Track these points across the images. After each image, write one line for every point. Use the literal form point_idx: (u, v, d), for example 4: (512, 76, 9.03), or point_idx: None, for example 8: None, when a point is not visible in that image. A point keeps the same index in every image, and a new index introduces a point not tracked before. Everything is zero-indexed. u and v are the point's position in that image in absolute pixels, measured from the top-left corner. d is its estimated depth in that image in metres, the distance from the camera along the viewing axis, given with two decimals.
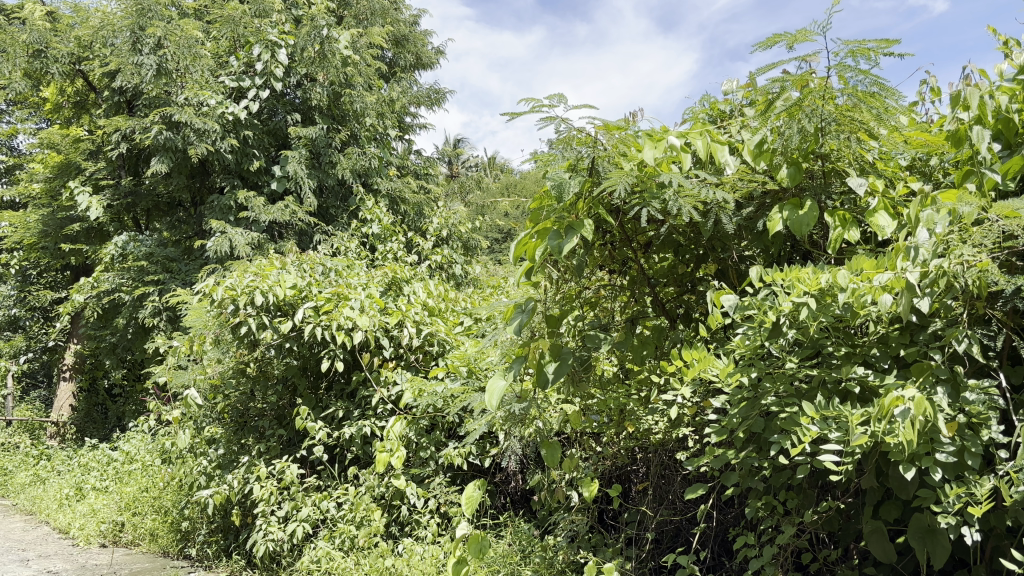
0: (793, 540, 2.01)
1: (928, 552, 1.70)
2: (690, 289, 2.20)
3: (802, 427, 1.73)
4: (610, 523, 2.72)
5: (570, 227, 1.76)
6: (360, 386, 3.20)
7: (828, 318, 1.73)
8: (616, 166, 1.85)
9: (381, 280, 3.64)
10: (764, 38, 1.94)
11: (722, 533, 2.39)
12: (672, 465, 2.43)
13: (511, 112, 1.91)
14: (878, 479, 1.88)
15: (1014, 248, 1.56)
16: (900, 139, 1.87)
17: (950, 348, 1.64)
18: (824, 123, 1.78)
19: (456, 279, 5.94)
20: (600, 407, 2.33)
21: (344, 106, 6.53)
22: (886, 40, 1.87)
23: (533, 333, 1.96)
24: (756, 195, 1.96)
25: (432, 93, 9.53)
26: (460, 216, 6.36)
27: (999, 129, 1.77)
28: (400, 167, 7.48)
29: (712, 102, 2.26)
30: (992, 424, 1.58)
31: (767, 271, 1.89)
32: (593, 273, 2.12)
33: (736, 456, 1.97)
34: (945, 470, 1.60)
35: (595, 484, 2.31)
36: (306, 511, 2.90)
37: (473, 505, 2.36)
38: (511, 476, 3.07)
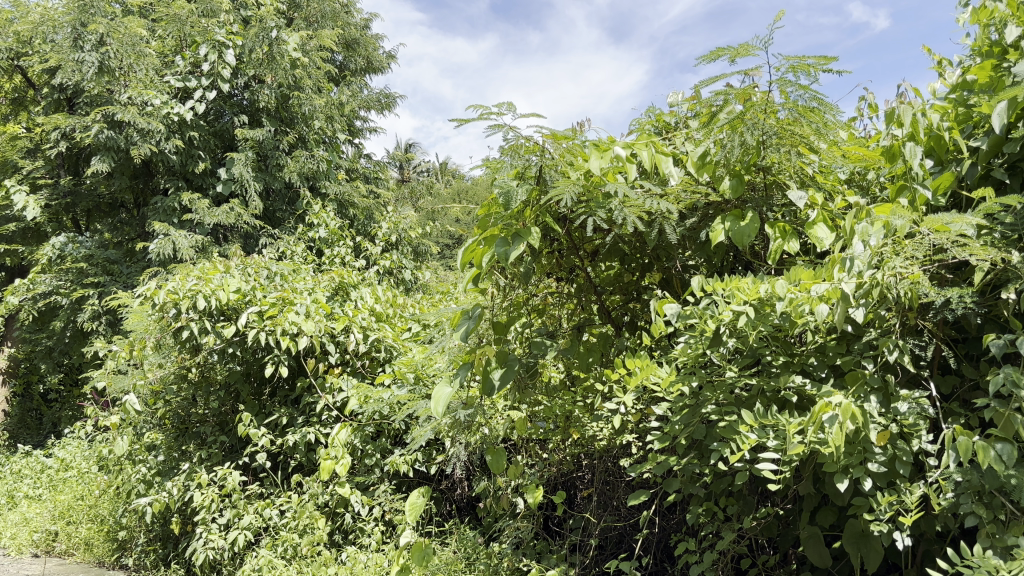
0: (733, 546, 2.04)
1: (862, 557, 1.75)
2: (636, 297, 2.25)
3: (741, 434, 1.76)
4: (555, 529, 2.73)
5: (517, 235, 1.77)
6: (305, 392, 3.17)
7: (768, 327, 1.76)
8: (563, 175, 1.86)
9: (327, 285, 3.62)
10: (708, 51, 1.98)
11: (665, 539, 2.43)
12: (617, 472, 2.45)
13: (459, 119, 1.91)
14: (815, 486, 1.92)
15: (944, 261, 1.61)
16: (839, 154, 1.92)
17: (883, 358, 1.68)
18: (766, 137, 1.83)
19: (406, 285, 5.90)
20: (546, 414, 2.35)
21: (292, 109, 6.46)
22: (825, 56, 1.93)
23: (479, 340, 1.97)
24: (700, 206, 1.99)
25: (382, 97, 9.50)
26: (409, 222, 6.32)
27: (931, 145, 1.83)
28: (349, 171, 7.44)
29: (658, 114, 2.30)
30: (922, 434, 1.63)
31: (709, 280, 1.93)
32: (541, 280, 2.13)
33: (678, 462, 2.00)
34: (878, 478, 1.64)
35: (539, 491, 2.32)
36: (248, 519, 2.85)
37: (418, 513, 2.36)
38: (456, 484, 3.07)
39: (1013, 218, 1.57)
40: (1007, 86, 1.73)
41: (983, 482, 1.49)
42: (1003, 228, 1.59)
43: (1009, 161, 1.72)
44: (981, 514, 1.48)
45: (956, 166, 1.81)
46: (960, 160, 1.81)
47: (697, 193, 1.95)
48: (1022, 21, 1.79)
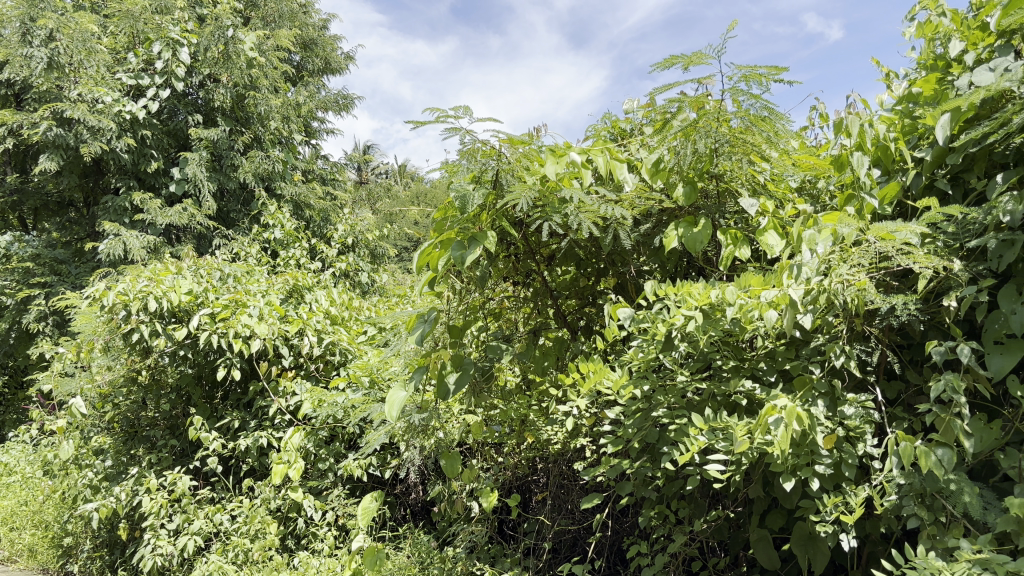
0: (684, 548, 2.07)
1: (809, 558, 1.79)
2: (591, 302, 2.28)
3: (691, 437, 1.78)
4: (509, 533, 2.74)
5: (473, 238, 1.77)
6: (258, 396, 3.14)
7: (718, 332, 1.79)
8: (519, 180, 1.87)
9: (282, 287, 3.57)
10: (662, 59, 2.00)
11: (618, 541, 2.46)
12: (571, 475, 2.47)
13: (415, 122, 1.91)
14: (765, 488, 1.96)
15: (889, 269, 1.65)
16: (789, 163, 1.96)
17: (830, 363, 1.72)
18: (718, 145, 1.85)
19: (362, 288, 5.87)
20: (502, 418, 2.36)
21: (248, 109, 6.39)
22: (777, 66, 1.96)
23: (435, 343, 1.96)
24: (654, 212, 2.02)
25: (340, 98, 9.45)
26: (366, 224, 6.27)
27: (878, 155, 1.87)
28: (305, 172, 7.38)
29: (614, 120, 2.32)
30: (868, 438, 1.67)
31: (662, 286, 1.95)
32: (497, 284, 2.14)
33: (631, 466, 2.02)
34: (825, 480, 1.67)
35: (494, 495, 2.33)
36: (198, 524, 2.79)
37: (370, 517, 2.35)
38: (411, 488, 3.07)
39: (955, 227, 1.61)
40: (950, 99, 1.78)
41: (925, 484, 1.53)
42: (946, 237, 1.64)
43: (952, 171, 1.76)
44: (922, 516, 1.52)
45: (902, 176, 1.85)
46: (905, 170, 1.85)
47: (651, 199, 1.98)
48: (965, 36, 1.84)
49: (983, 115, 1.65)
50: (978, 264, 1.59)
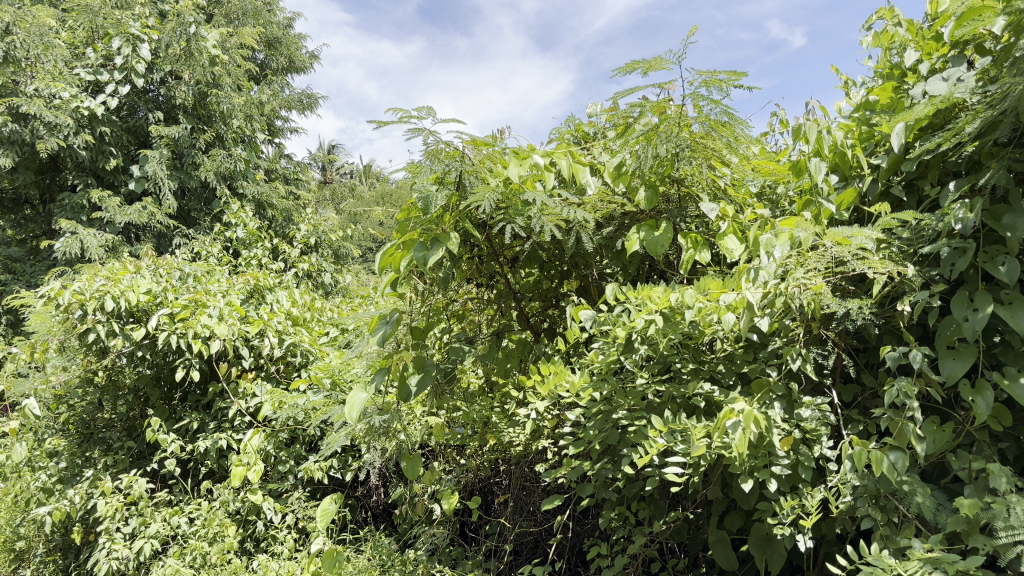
0: (643, 550, 2.08)
1: (766, 559, 1.81)
2: (554, 304, 2.29)
3: (651, 439, 1.79)
4: (471, 535, 2.74)
5: (436, 240, 1.76)
6: (217, 397, 3.10)
7: (678, 335, 1.81)
8: (482, 181, 1.86)
9: (242, 289, 3.46)
10: (623, 64, 2.01)
11: (578, 543, 2.47)
12: (533, 478, 2.48)
13: (378, 122, 1.90)
14: (723, 490, 1.98)
15: (845, 273, 1.68)
16: (749, 168, 1.99)
17: (787, 366, 1.74)
18: (679, 149, 1.86)
19: (325, 288, 5.83)
20: (464, 420, 2.36)
21: (210, 107, 6.33)
22: (736, 72, 1.98)
23: (397, 345, 1.94)
24: (616, 216, 2.05)
25: (304, 97, 9.40)
26: (330, 224, 6.23)
27: (835, 162, 1.90)
28: (268, 171, 7.33)
29: (577, 123, 2.33)
30: (824, 440, 1.69)
31: (623, 289, 1.96)
32: (460, 286, 2.14)
33: (592, 467, 2.03)
34: (782, 482, 1.70)
35: (455, 497, 2.32)
36: (155, 527, 2.70)
37: (330, 519, 2.34)
38: (372, 490, 3.06)
39: (909, 233, 1.65)
40: (905, 107, 1.81)
41: (878, 486, 1.56)
42: (900, 243, 1.67)
43: (906, 178, 1.79)
44: (875, 517, 1.55)
45: (859, 183, 1.88)
46: (862, 177, 1.88)
47: (613, 203, 1.99)
48: (920, 46, 1.88)
49: (936, 124, 1.69)
50: (931, 269, 1.62)
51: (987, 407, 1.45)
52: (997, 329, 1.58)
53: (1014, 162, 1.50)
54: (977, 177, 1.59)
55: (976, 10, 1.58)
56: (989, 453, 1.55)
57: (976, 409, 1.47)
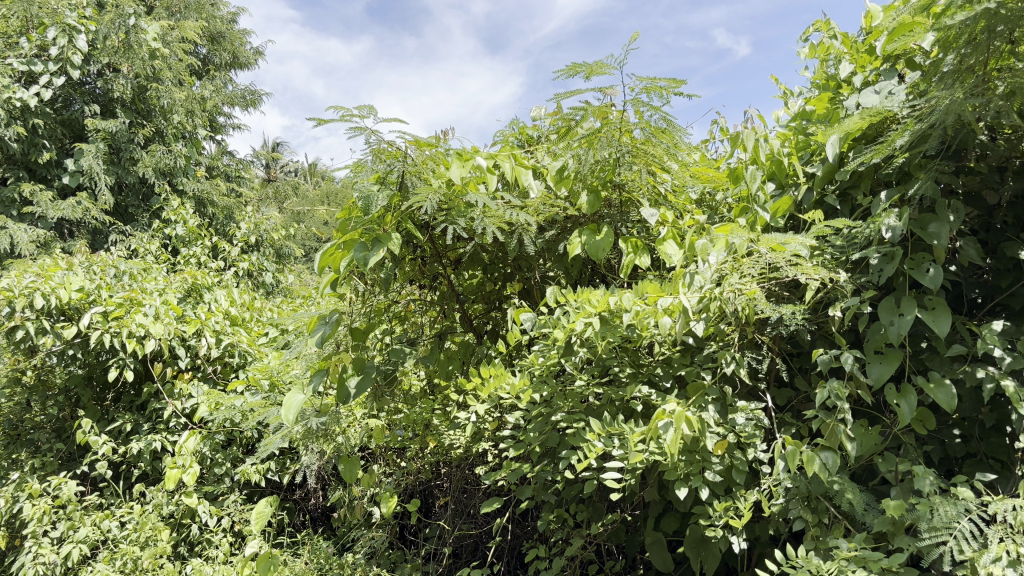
0: (581, 552, 2.09)
1: (701, 561, 1.84)
2: (497, 306, 2.30)
3: (589, 442, 1.80)
4: (410, 538, 2.73)
5: (377, 240, 1.75)
6: (151, 398, 3.04)
7: (616, 338, 1.82)
8: (424, 182, 1.85)
9: (179, 287, 3.38)
10: (565, 67, 2.02)
11: (518, 546, 2.48)
12: (473, 481, 2.48)
13: (318, 120, 1.88)
14: (661, 492, 2.00)
15: (779, 279, 1.71)
16: (689, 174, 2.02)
17: (722, 369, 1.77)
18: (621, 155, 1.88)
19: (266, 288, 5.75)
20: (406, 423, 2.35)
21: (149, 101, 6.20)
22: (676, 79, 2.01)
23: (337, 346, 1.91)
24: (558, 219, 2.06)
25: (247, 94, 9.29)
26: (273, 223, 6.13)
27: (772, 170, 1.94)
28: (209, 168, 7.21)
29: (521, 126, 2.34)
30: (757, 443, 1.72)
31: (564, 292, 1.97)
32: (402, 287, 2.12)
33: (531, 470, 2.03)
34: (717, 485, 1.72)
35: (394, 500, 2.31)
36: (85, 532, 2.61)
37: (265, 523, 2.30)
38: (311, 493, 3.03)
39: (841, 241, 1.68)
40: (839, 118, 1.85)
41: (810, 488, 1.59)
42: (833, 250, 1.70)
43: (840, 188, 1.83)
44: (806, 518, 1.58)
45: (794, 191, 1.92)
46: (797, 185, 1.92)
47: (555, 206, 2.00)
48: (854, 59, 1.93)
49: (869, 135, 1.73)
50: (861, 276, 1.66)
51: (912, 411, 1.48)
52: (923, 335, 1.63)
53: (942, 173, 1.54)
54: (906, 187, 1.64)
55: (907, 25, 1.62)
56: (915, 455, 1.59)
57: (902, 413, 1.51)
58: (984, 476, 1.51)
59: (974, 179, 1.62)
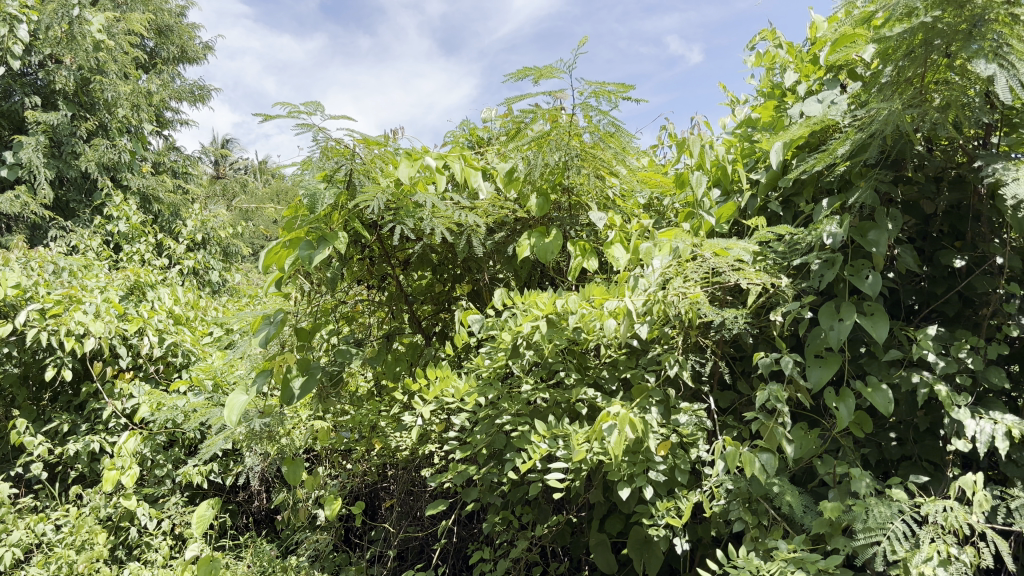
0: (526, 554, 2.09)
1: (644, 562, 1.85)
2: (447, 308, 2.29)
3: (534, 444, 1.80)
4: (355, 541, 2.70)
5: (323, 238, 1.73)
6: (90, 398, 2.96)
7: (563, 340, 1.82)
8: (372, 181, 1.83)
9: (121, 285, 3.29)
10: (514, 70, 2.03)
11: (463, 548, 2.47)
12: (420, 482, 2.46)
13: (264, 116, 1.85)
14: (605, 494, 2.01)
15: (722, 283, 1.73)
16: (637, 179, 2.04)
17: (666, 372, 1.79)
18: (570, 158, 1.88)
19: (213, 287, 5.66)
20: (352, 424, 2.33)
21: (93, 94, 6.07)
22: (624, 85, 2.02)
23: (281, 346, 1.88)
24: (508, 221, 2.06)
25: (196, 89, 9.15)
26: (221, 220, 6.03)
27: (717, 176, 1.96)
28: (155, 164, 7.08)
29: (472, 128, 2.34)
30: (699, 444, 1.74)
31: (512, 293, 1.97)
32: (350, 287, 2.10)
33: (477, 472, 2.03)
34: (660, 486, 1.74)
35: (338, 502, 2.28)
36: (18, 534, 2.48)
37: (206, 526, 2.26)
38: (255, 495, 2.98)
39: (783, 247, 1.71)
40: (784, 127, 1.89)
41: (750, 489, 1.61)
42: (775, 256, 1.73)
43: (783, 195, 1.86)
44: (747, 519, 1.60)
45: (738, 197, 1.95)
46: (741, 192, 1.95)
47: (505, 208, 2.00)
48: (798, 68, 1.97)
49: (812, 144, 1.77)
50: (801, 282, 1.69)
51: (850, 415, 1.51)
52: (862, 340, 1.66)
53: (881, 182, 1.57)
54: (847, 195, 1.67)
55: (850, 36, 1.67)
56: (852, 458, 1.62)
57: (840, 416, 1.54)
58: (918, 478, 1.55)
59: (912, 189, 1.66)
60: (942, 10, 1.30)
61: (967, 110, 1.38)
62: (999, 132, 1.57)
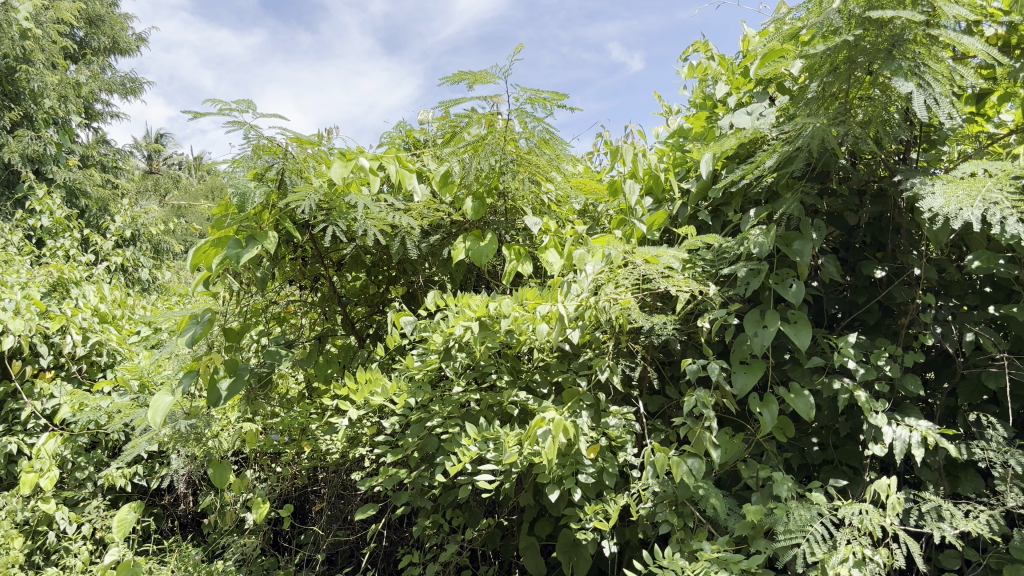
0: (456, 557, 2.09)
1: (572, 565, 1.87)
2: (381, 310, 2.27)
3: (463, 446, 1.79)
4: (284, 545, 2.66)
5: (252, 237, 1.70)
6: (7, 398, 2.85)
7: (495, 343, 1.83)
8: (305, 181, 1.81)
9: (43, 281, 3.17)
10: (450, 74, 2.03)
11: (392, 552, 2.45)
12: (350, 486, 2.44)
13: (194, 112, 1.81)
14: (536, 497, 2.02)
15: (652, 289, 1.76)
16: (572, 185, 2.05)
17: (596, 377, 1.81)
18: (505, 163, 1.89)
19: (142, 285, 5.52)
20: (282, 426, 2.29)
21: (18, 83, 5.88)
22: (559, 92, 2.04)
23: (209, 346, 1.84)
24: (443, 224, 2.06)
25: (127, 82, 8.93)
26: (152, 217, 5.89)
27: (649, 184, 1.99)
28: (82, 158, 6.89)
29: (408, 129, 2.33)
30: (627, 447, 1.76)
31: (445, 296, 1.97)
32: (281, 288, 2.08)
33: (408, 475, 2.01)
34: (589, 489, 1.75)
35: (266, 505, 2.24)
36: None
37: (127, 529, 2.21)
38: (181, 499, 2.92)
39: (712, 255, 1.74)
40: (714, 138, 1.92)
41: (676, 492, 1.63)
42: (704, 263, 1.76)
43: (712, 204, 1.90)
44: (673, 522, 1.62)
45: (669, 205, 1.98)
46: (672, 200, 1.98)
47: (439, 211, 2.00)
48: (730, 80, 2.01)
49: (741, 155, 1.80)
50: (729, 290, 1.72)
51: (773, 420, 1.55)
52: (786, 347, 1.70)
53: (806, 195, 1.61)
54: (773, 206, 1.71)
55: (778, 51, 1.71)
56: (774, 462, 1.66)
57: (764, 421, 1.57)
58: (837, 482, 1.59)
59: (836, 201, 1.70)
60: (864, 29, 1.33)
61: (887, 126, 1.43)
62: (917, 148, 1.63)
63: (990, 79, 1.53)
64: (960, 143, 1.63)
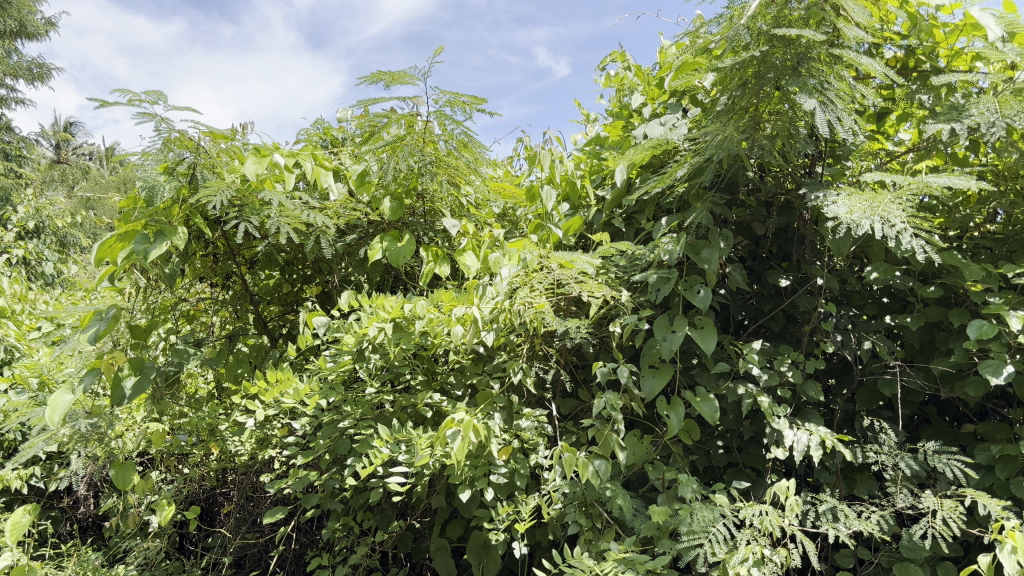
0: (366, 559, 2.07)
1: (483, 566, 1.87)
2: (294, 309, 2.24)
3: (376, 448, 1.78)
4: (190, 549, 2.59)
5: (161, 233, 1.64)
6: None
7: (409, 344, 1.82)
8: (217, 176, 1.77)
9: None
10: (368, 73, 2.02)
11: (302, 555, 2.42)
12: (260, 488, 2.39)
13: (102, 102, 1.76)
14: (448, 499, 2.02)
15: (566, 294, 1.78)
16: (490, 189, 2.07)
17: (509, 379, 1.82)
18: (423, 164, 1.89)
19: (45, 279, 5.32)
20: (189, 426, 2.24)
21: None
22: (479, 96, 2.05)
23: (113, 343, 1.78)
24: (359, 224, 2.04)
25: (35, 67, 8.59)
26: (58, 208, 5.68)
27: (566, 190, 2.02)
28: None
29: (326, 127, 2.31)
30: (539, 450, 1.77)
31: (360, 296, 1.95)
32: (191, 284, 2.03)
33: (319, 477, 1.99)
34: (500, 490, 1.75)
35: (171, 507, 2.18)
36: None
37: (20, 533, 2.11)
38: (81, 501, 2.81)
39: (625, 261, 1.77)
40: (629, 146, 1.96)
41: (586, 494, 1.65)
42: (617, 269, 1.79)
43: (627, 212, 1.94)
44: (582, 523, 1.64)
45: (585, 212, 2.01)
46: (588, 207, 2.01)
47: (356, 211, 1.98)
48: (646, 91, 2.06)
49: (654, 164, 1.85)
50: (640, 295, 1.76)
51: (680, 423, 1.58)
52: (694, 352, 1.74)
53: (715, 205, 1.66)
54: (684, 215, 1.75)
55: (691, 64, 1.76)
56: (681, 464, 1.70)
57: (670, 424, 1.61)
58: (739, 484, 1.64)
59: (744, 211, 1.76)
60: (772, 46, 1.38)
61: (793, 140, 1.47)
62: (822, 162, 1.69)
63: (889, 100, 1.60)
64: (861, 160, 1.71)
